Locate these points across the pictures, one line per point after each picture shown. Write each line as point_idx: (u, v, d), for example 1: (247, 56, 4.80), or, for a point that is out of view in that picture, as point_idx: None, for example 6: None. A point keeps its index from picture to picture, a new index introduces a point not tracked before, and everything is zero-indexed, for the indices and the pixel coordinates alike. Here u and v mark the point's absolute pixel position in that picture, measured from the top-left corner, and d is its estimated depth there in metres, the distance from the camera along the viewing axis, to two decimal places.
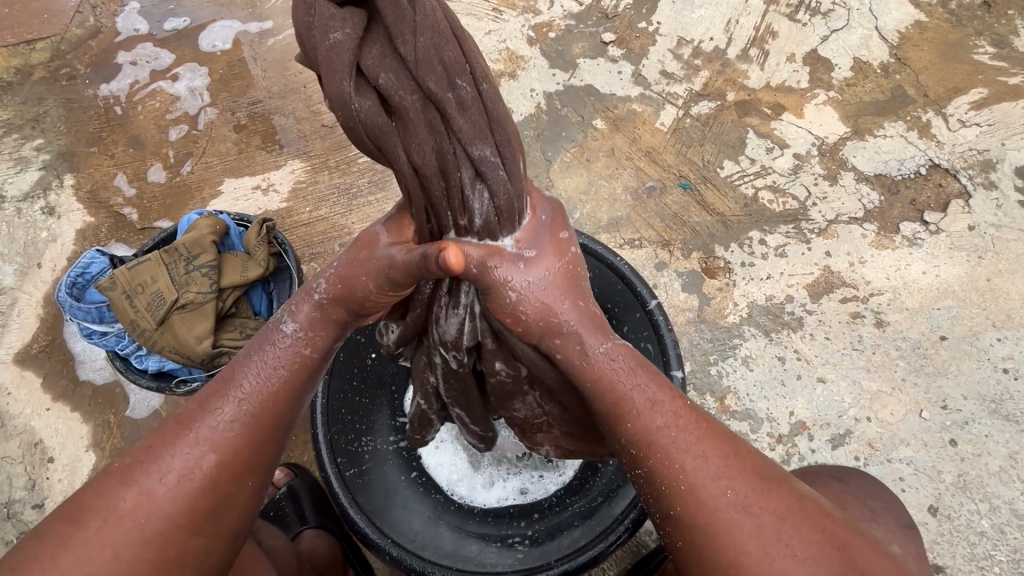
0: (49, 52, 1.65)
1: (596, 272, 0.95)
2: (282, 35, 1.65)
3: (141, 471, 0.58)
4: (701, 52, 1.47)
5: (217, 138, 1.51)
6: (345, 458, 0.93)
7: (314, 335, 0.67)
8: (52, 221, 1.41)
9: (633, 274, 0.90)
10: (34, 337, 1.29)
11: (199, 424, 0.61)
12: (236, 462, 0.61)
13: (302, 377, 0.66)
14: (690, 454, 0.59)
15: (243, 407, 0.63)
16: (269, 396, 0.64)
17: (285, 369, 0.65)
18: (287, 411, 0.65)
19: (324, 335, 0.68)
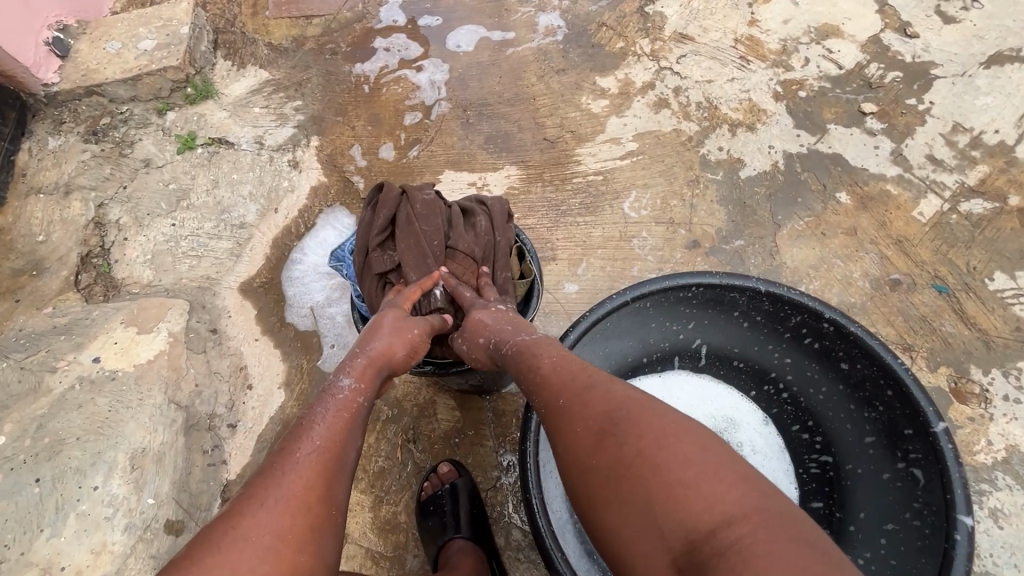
0: (321, 28, 1.87)
1: (855, 364, 0.87)
2: (523, 48, 1.73)
3: (238, 508, 0.60)
4: (982, 143, 1.30)
5: (445, 131, 1.60)
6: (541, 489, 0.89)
7: (363, 384, 0.77)
8: (295, 174, 1.57)
9: (916, 385, 0.79)
10: (259, 272, 1.44)
11: (280, 463, 0.64)
12: (319, 485, 0.63)
13: (356, 423, 0.72)
14: (593, 385, 0.69)
15: (314, 440, 0.67)
16: (331, 430, 0.69)
17: (337, 408, 0.72)
18: (345, 436, 0.70)
19: (361, 385, 0.77)
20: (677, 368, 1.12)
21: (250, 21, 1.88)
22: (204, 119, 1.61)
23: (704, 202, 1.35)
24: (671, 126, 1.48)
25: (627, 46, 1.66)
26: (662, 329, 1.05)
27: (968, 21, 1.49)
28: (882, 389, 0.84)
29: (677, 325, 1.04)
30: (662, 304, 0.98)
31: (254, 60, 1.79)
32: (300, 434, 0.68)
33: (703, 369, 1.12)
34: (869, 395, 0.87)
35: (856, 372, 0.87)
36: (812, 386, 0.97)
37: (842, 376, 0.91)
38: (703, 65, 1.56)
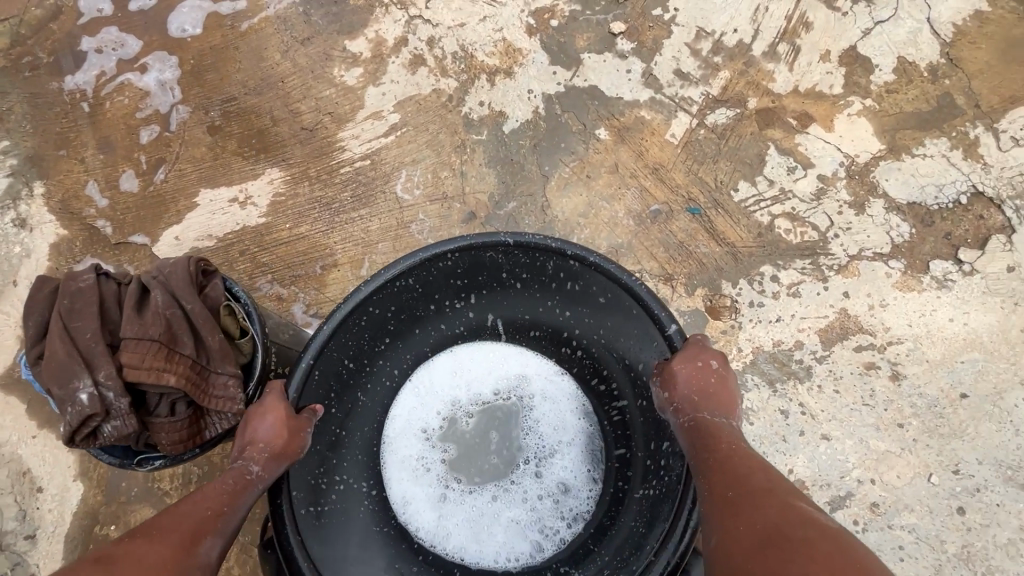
0: (8, 37, 1.53)
1: (607, 293, 0.96)
2: (258, 18, 1.50)
3: (107, 559, 0.66)
4: (722, 47, 1.30)
5: (190, 142, 1.40)
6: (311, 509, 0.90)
7: (263, 466, 0.82)
8: (25, 234, 1.34)
9: (649, 296, 0.88)
10: (15, 359, 1.27)
11: (160, 522, 0.71)
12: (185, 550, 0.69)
13: (241, 498, 0.78)
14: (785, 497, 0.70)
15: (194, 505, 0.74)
16: (213, 497, 0.76)
17: (226, 483, 0.79)
18: (225, 502, 0.76)
19: (258, 465, 0.81)
20: (472, 336, 1.12)
21: None
22: None
23: (473, 168, 1.30)
24: (430, 87, 1.37)
25: None
26: (438, 302, 1.06)
27: None
28: (640, 316, 0.93)
29: (456, 293, 1.06)
30: (425, 282, 1.01)
31: None
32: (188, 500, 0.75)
33: (500, 327, 1.12)
34: (634, 322, 0.95)
35: (616, 307, 0.95)
36: (585, 321, 1.04)
37: (599, 306, 1.00)
38: (452, 7, 1.42)
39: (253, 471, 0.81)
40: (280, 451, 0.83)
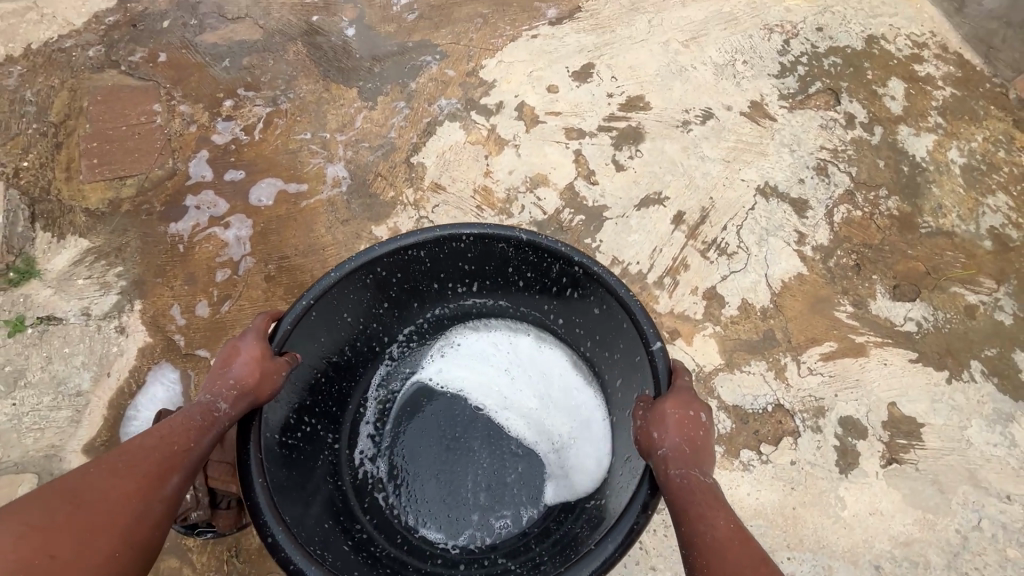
0: (135, 188, 2.14)
1: (599, 305, 1.58)
2: (314, 199, 2.12)
3: (92, 479, 1.11)
4: (627, 273, 1.90)
5: (251, 285, 1.97)
6: (269, 420, 1.43)
7: (229, 399, 1.30)
8: (122, 339, 1.87)
9: (633, 305, 1.42)
10: (99, 432, 1.76)
11: (138, 452, 1.17)
12: (157, 474, 1.16)
13: (209, 427, 1.27)
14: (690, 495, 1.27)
15: (167, 438, 1.21)
16: (181, 436, 1.23)
17: (197, 418, 1.27)
18: (190, 436, 1.24)
19: (227, 401, 1.30)
20: (473, 296, 1.82)
21: (66, 186, 2.11)
22: (31, 300, 1.87)
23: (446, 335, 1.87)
24: None
25: (397, 195, 2.11)
26: (456, 270, 1.73)
27: (631, 168, 2.08)
28: (618, 316, 1.51)
29: (468, 264, 1.70)
30: (445, 253, 1.65)
31: (74, 229, 2.04)
32: (166, 435, 1.22)
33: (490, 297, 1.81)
34: (620, 330, 1.53)
35: (607, 306, 1.55)
36: (574, 323, 1.73)
37: (585, 302, 1.62)
38: (450, 214, 2.05)
39: (222, 407, 1.29)
40: (243, 392, 1.32)
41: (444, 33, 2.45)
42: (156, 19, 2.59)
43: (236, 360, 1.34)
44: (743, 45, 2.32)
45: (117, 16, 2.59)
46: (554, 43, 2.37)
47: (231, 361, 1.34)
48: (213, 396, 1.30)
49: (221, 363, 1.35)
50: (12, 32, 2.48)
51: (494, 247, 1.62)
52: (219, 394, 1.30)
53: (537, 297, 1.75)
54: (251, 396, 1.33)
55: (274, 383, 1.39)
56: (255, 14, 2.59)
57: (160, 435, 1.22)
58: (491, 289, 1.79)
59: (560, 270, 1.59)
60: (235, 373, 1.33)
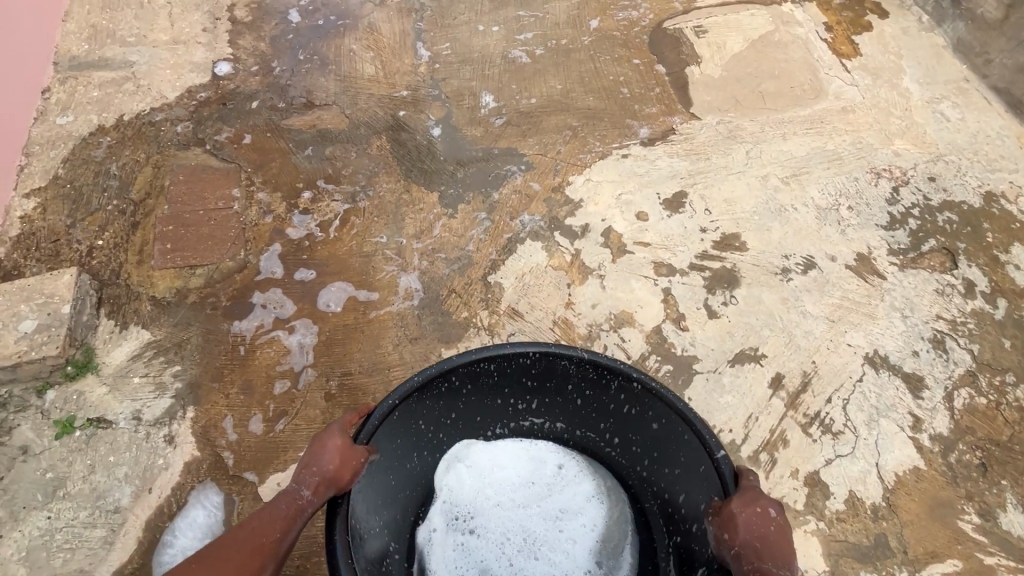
0: (204, 278, 2.08)
1: (660, 420, 1.40)
2: (384, 310, 2.02)
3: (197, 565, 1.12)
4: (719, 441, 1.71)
5: (309, 402, 1.86)
6: (356, 531, 1.23)
7: (314, 488, 1.20)
8: (169, 450, 1.76)
9: (696, 418, 1.29)
10: (130, 558, 1.61)
11: (235, 539, 1.16)
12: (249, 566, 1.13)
13: (297, 517, 1.19)
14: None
15: (261, 524, 1.19)
16: (275, 524, 1.19)
17: (286, 504, 1.21)
18: (284, 524, 1.19)
19: (312, 490, 1.20)
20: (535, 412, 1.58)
21: (136, 271, 2.07)
22: (84, 397, 1.79)
23: None
24: None
25: (470, 316, 1.99)
26: (513, 381, 1.51)
27: (724, 316, 1.93)
28: (688, 439, 1.34)
29: (529, 380, 1.51)
30: (510, 368, 1.46)
31: (137, 318, 1.97)
32: (261, 520, 1.19)
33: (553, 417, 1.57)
34: (682, 447, 1.36)
35: (670, 425, 1.37)
36: (630, 442, 1.50)
37: (656, 427, 1.42)
38: None
39: (304, 494, 1.20)
40: (325, 477, 1.21)
41: (530, 142, 2.40)
42: (245, 100, 2.61)
43: (322, 445, 1.24)
44: (847, 188, 2.19)
45: (209, 93, 2.62)
46: (645, 167, 2.28)
47: (319, 446, 1.24)
48: (301, 482, 1.22)
49: (309, 449, 1.25)
50: (107, 101, 2.53)
51: (556, 364, 1.45)
52: (305, 481, 1.21)
53: (601, 419, 1.53)
54: (334, 480, 1.21)
55: (359, 465, 1.25)
56: (342, 103, 2.60)
57: (259, 518, 1.20)
58: (549, 406, 1.56)
59: (619, 385, 1.44)
60: (321, 459, 1.22)
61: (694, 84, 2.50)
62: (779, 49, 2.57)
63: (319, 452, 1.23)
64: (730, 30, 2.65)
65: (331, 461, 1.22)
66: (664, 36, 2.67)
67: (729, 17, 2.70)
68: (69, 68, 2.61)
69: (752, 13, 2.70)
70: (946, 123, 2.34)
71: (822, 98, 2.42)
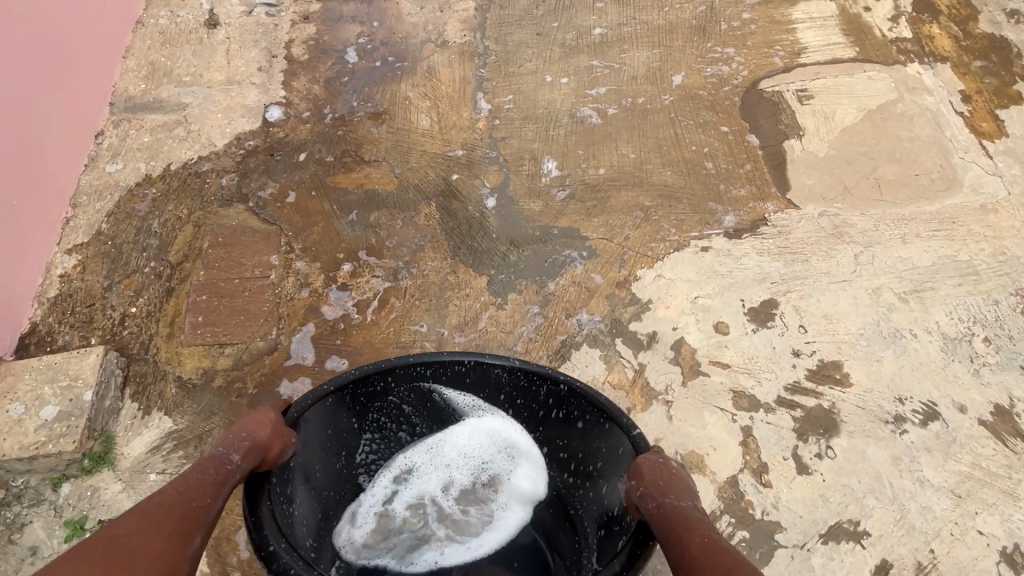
0: (232, 360, 1.95)
1: (582, 422, 1.44)
2: None
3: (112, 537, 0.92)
4: None
5: None
6: (282, 509, 1.26)
7: (243, 452, 1.17)
8: None
9: (617, 411, 1.34)
10: None
11: (154, 507, 1.00)
12: (184, 532, 0.99)
13: (227, 479, 1.12)
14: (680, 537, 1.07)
15: (187, 491, 1.06)
16: (205, 488, 1.08)
17: (211, 468, 1.12)
18: (215, 485, 1.09)
19: (239, 454, 1.16)
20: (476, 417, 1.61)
21: (165, 346, 1.96)
22: (98, 495, 1.69)
23: None
24: None
25: None
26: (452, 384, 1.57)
27: (817, 473, 1.60)
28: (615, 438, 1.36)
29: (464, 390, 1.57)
30: (447, 373, 1.52)
31: (161, 402, 1.86)
32: (183, 487, 1.07)
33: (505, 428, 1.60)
34: (604, 442, 1.40)
35: (602, 429, 1.39)
36: (557, 447, 1.55)
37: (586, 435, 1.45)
38: None
39: (234, 460, 1.15)
40: (258, 443, 1.19)
41: (595, 222, 2.12)
42: (293, 150, 2.47)
43: (247, 421, 1.23)
44: (983, 313, 1.79)
45: (257, 142, 2.50)
46: (728, 264, 1.96)
47: (241, 424, 1.23)
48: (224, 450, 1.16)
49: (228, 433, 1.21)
50: (156, 148, 2.44)
51: (490, 372, 1.50)
52: (231, 447, 1.17)
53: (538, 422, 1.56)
54: (265, 449, 1.20)
55: (285, 445, 1.26)
56: (393, 159, 2.40)
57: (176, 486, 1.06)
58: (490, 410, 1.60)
59: (548, 390, 1.47)
60: (247, 430, 1.20)
61: (793, 162, 2.14)
62: (902, 124, 2.16)
63: (241, 426, 1.22)
64: (842, 97, 2.26)
65: (257, 431, 1.21)
66: (760, 100, 2.31)
67: (841, 80, 2.31)
68: (124, 109, 2.55)
69: (870, 76, 2.30)
70: None
71: (954, 192, 2.00)
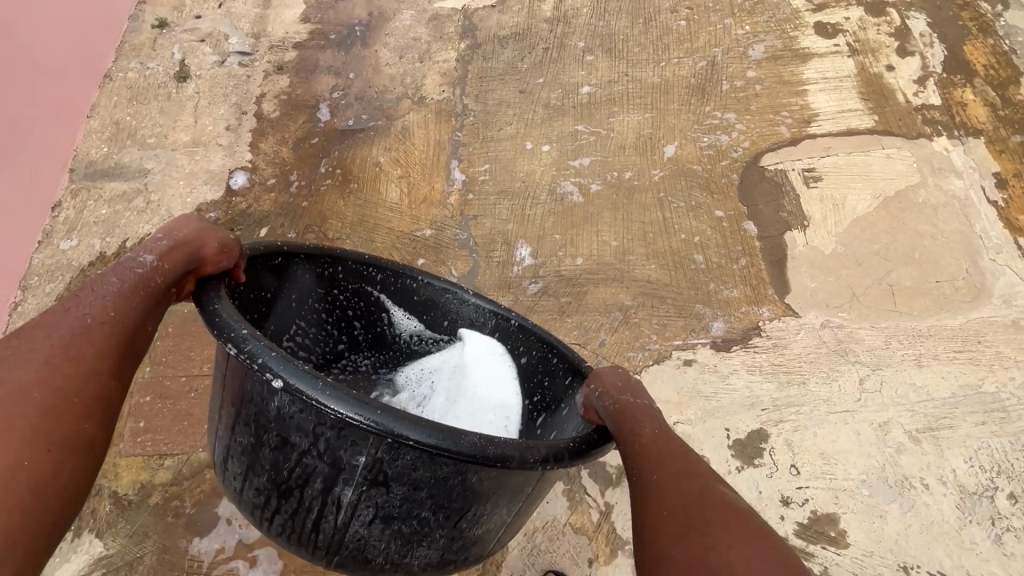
0: (171, 472, 1.82)
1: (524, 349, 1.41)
2: None
3: None
4: None
5: None
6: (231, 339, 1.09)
7: (165, 256, 1.01)
8: None
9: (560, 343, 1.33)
10: None
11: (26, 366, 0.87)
12: (65, 398, 0.87)
13: (133, 312, 0.98)
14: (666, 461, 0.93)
15: (66, 337, 0.92)
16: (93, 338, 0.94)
17: (121, 285, 0.98)
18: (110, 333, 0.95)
19: (159, 253, 1.01)
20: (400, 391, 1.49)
21: None
22: None
23: None
24: None
25: None
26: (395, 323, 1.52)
27: None
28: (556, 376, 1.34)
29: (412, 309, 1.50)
30: (394, 287, 1.46)
31: (92, 523, 1.74)
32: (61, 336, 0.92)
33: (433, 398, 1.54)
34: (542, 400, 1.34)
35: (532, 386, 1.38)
36: None
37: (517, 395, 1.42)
38: None
39: (148, 261, 1.00)
40: (179, 241, 1.03)
41: (568, 323, 1.91)
42: (254, 224, 2.31)
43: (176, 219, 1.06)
44: (1008, 461, 1.54)
45: (218, 213, 2.35)
46: (714, 383, 1.73)
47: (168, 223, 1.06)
48: (139, 255, 1.01)
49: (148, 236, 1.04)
50: (113, 221, 2.32)
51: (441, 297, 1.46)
52: (150, 246, 1.02)
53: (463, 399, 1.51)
54: (193, 245, 1.04)
55: (228, 242, 1.08)
56: (357, 237, 2.23)
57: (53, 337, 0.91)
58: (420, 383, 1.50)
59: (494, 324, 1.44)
60: (169, 227, 1.04)
61: (795, 259, 1.89)
62: (924, 215, 1.90)
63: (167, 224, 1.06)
64: (855, 179, 2.00)
65: (181, 233, 1.04)
66: (761, 180, 2.06)
67: (855, 157, 2.04)
68: (84, 176, 2.44)
69: (888, 154, 2.03)
70: None
71: (980, 303, 1.74)
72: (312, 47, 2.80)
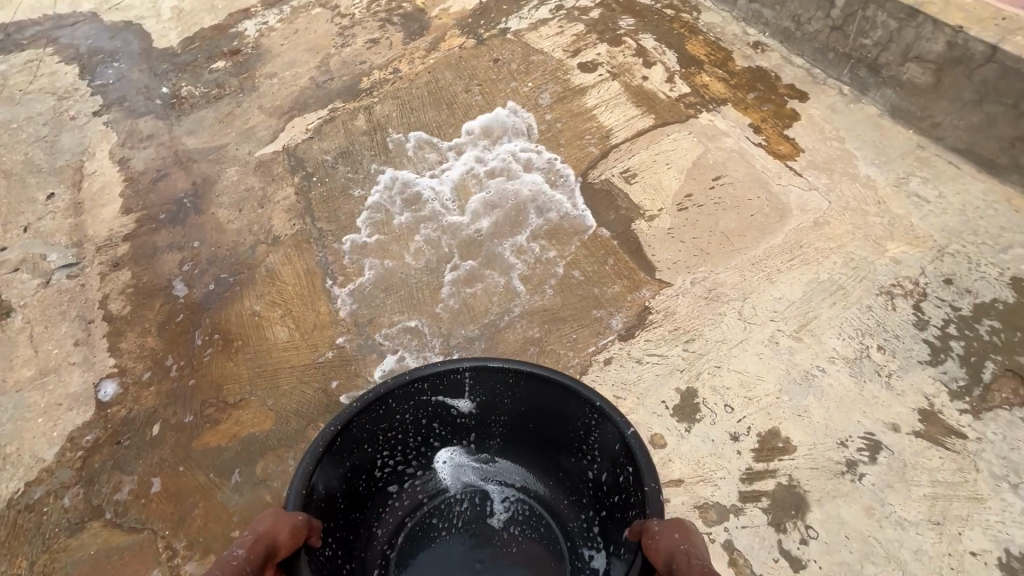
0: None
1: (549, 399, 1.63)
2: None
3: None
4: None
5: None
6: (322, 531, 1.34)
7: (250, 546, 1.16)
8: None
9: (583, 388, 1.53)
10: None
11: None
12: None
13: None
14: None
15: None
16: None
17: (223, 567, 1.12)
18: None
19: (249, 543, 1.16)
20: (496, 454, 1.83)
21: None
22: None
23: None
24: None
25: None
26: (472, 426, 1.80)
27: (813, 563, 1.51)
28: (613, 439, 1.50)
29: (466, 397, 1.69)
30: (443, 385, 1.63)
31: None
32: None
33: (516, 449, 1.81)
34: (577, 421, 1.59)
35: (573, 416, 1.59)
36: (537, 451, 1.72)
37: (582, 433, 1.61)
38: None
39: (238, 553, 1.14)
40: (261, 533, 1.18)
41: None
42: (143, 425, 2.12)
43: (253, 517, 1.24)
44: (864, 324, 1.88)
45: (96, 433, 2.12)
46: (635, 368, 1.91)
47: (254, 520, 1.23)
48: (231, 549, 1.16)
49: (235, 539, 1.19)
50: None
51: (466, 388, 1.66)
52: (241, 541, 1.17)
53: (534, 436, 1.75)
54: (271, 536, 1.19)
55: (295, 527, 1.24)
56: (261, 390, 2.15)
57: None
58: (505, 438, 1.80)
59: (511, 387, 1.65)
60: (251, 527, 1.20)
61: (648, 243, 2.20)
62: (719, 172, 2.33)
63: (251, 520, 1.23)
64: (660, 165, 2.40)
65: (263, 525, 1.20)
66: (594, 193, 2.40)
67: (653, 149, 2.47)
68: None
69: (673, 138, 2.49)
70: (927, 205, 2.10)
71: (788, 218, 2.16)
72: (145, 232, 2.74)
